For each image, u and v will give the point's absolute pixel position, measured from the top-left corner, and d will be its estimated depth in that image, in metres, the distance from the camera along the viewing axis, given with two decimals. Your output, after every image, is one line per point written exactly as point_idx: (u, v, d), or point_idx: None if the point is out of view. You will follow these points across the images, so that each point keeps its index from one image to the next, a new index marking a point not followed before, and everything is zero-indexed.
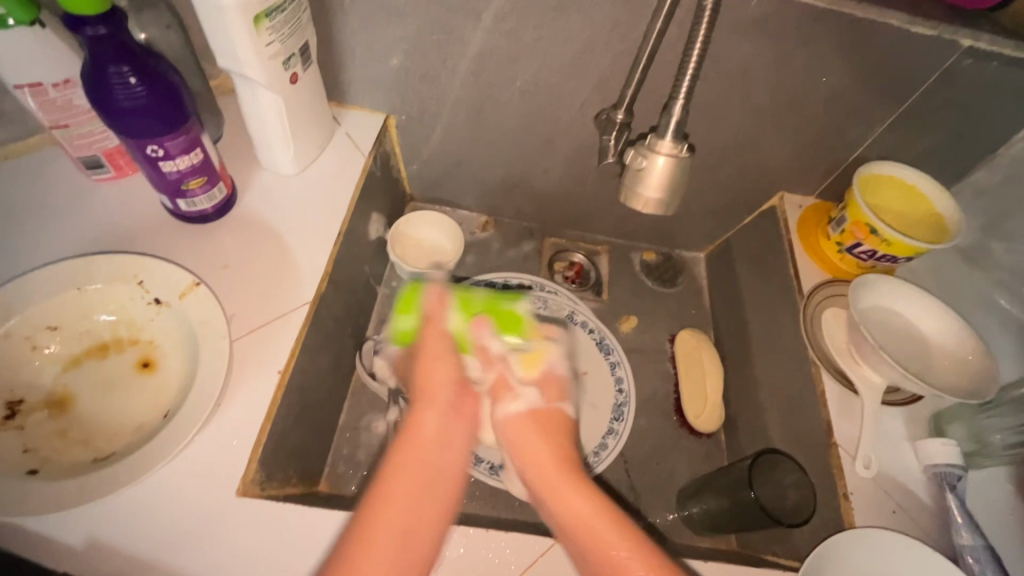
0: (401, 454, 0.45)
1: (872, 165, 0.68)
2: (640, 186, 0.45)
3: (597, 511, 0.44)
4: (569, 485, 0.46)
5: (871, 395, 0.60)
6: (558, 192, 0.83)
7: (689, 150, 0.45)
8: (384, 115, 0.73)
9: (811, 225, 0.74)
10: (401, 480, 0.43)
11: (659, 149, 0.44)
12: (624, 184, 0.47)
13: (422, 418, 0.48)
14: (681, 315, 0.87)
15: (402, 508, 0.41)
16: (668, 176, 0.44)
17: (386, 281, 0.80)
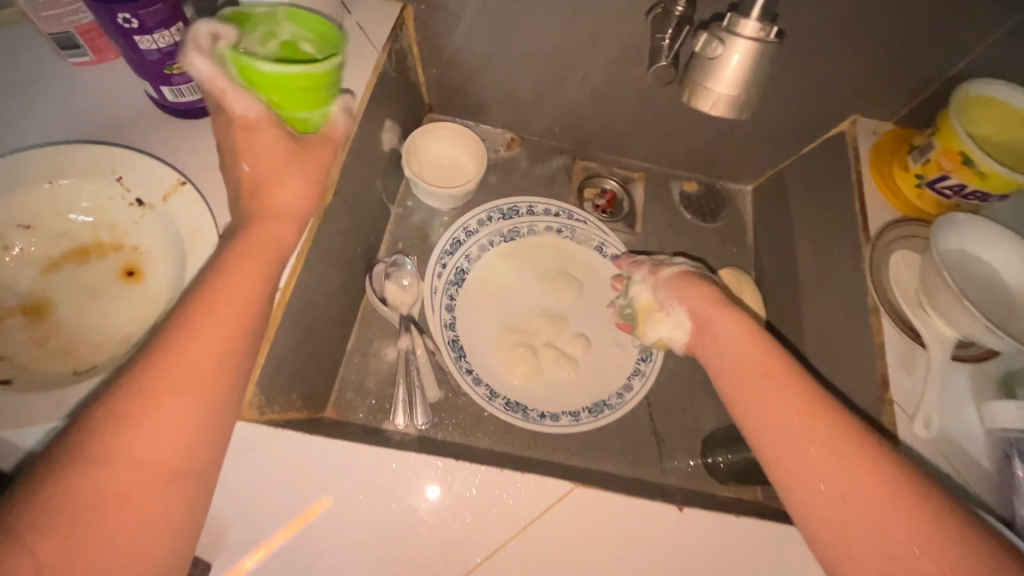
0: (159, 373, 0.35)
1: (975, 85, 0.57)
2: (710, 83, 0.36)
3: (771, 364, 0.45)
4: (725, 320, 0.50)
5: (940, 349, 0.53)
6: (595, 106, 0.73)
7: (777, 38, 0.36)
8: (401, 5, 0.63)
9: (885, 156, 0.65)
10: (167, 390, 0.35)
11: (741, 31, 0.34)
12: (688, 79, 0.38)
13: (231, 303, 0.38)
14: (720, 252, 0.79)
15: (190, 384, 0.35)
16: (748, 69, 0.35)
17: (400, 199, 0.73)
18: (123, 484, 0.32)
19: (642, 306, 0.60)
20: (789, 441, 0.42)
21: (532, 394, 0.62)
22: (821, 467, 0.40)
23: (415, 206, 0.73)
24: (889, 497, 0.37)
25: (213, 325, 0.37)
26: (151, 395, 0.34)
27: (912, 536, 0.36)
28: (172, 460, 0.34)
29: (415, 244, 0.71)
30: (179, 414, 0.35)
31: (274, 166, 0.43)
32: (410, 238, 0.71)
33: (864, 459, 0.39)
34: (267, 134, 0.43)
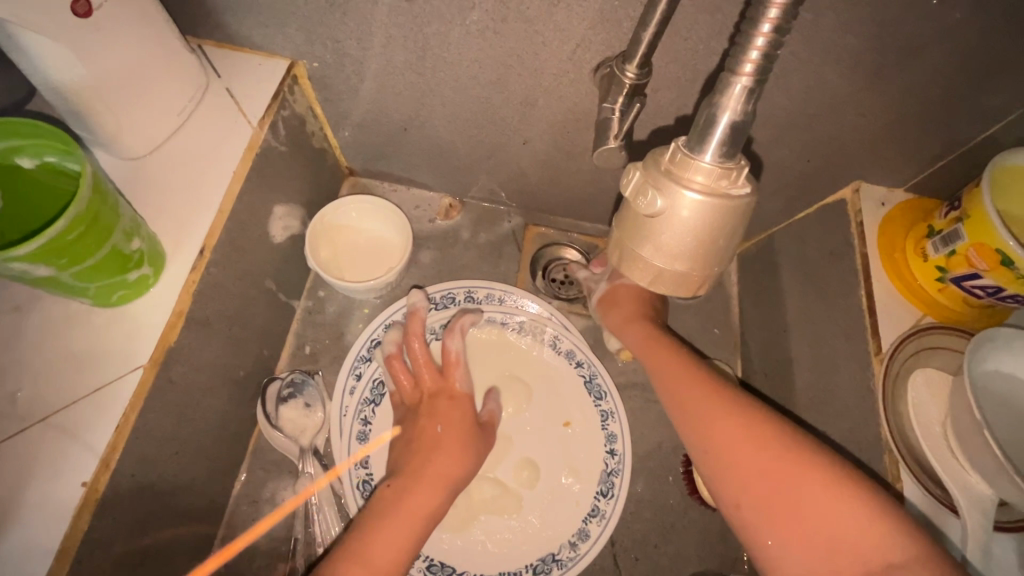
0: (376, 519, 0.44)
1: (1014, 154, 0.44)
2: (656, 238, 0.31)
3: (731, 409, 0.42)
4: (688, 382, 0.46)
5: (977, 517, 0.41)
6: (544, 170, 0.60)
7: (741, 186, 0.30)
8: (287, 60, 0.50)
9: (896, 234, 0.52)
10: (390, 529, 0.43)
11: (686, 183, 0.29)
12: (626, 215, 0.32)
13: (421, 492, 0.46)
14: (702, 336, 0.66)
15: (387, 555, 0.42)
16: (700, 227, 0.29)
17: (309, 289, 0.60)
18: None
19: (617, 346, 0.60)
20: (762, 505, 0.38)
21: (463, 550, 0.51)
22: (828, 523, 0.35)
23: (326, 296, 0.60)
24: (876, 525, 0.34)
25: (422, 486, 0.46)
26: (381, 525, 0.43)
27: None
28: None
29: (325, 346, 0.58)
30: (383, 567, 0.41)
31: (451, 422, 0.50)
32: (319, 338, 0.58)
33: (840, 504, 0.35)
34: (462, 411, 0.51)
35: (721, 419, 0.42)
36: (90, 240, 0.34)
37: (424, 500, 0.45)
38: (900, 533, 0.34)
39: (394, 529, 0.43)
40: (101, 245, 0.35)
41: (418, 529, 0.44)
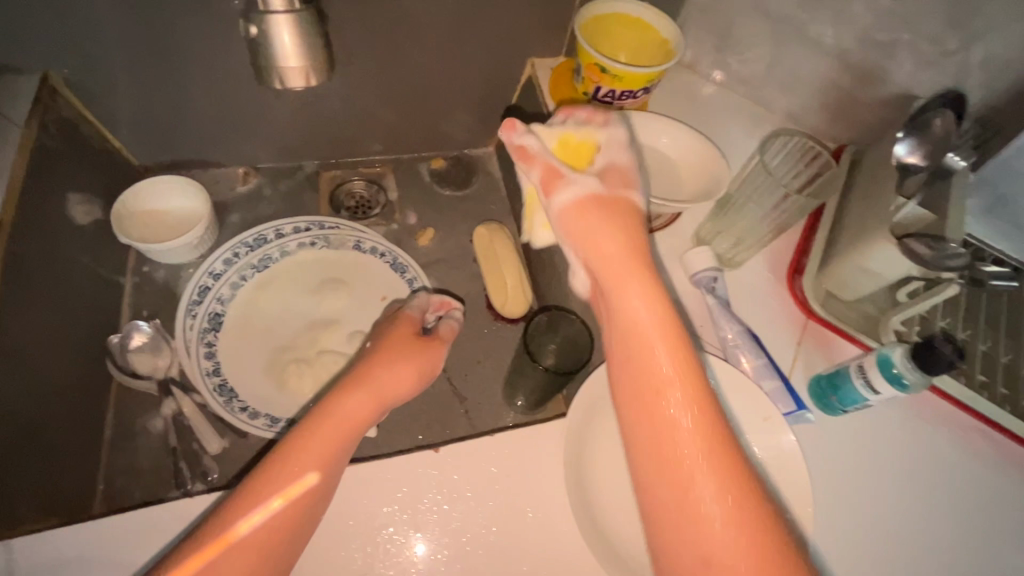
0: (296, 440, 0.44)
1: (589, 7, 0.66)
2: (276, 59, 0.40)
3: (672, 324, 0.41)
4: (634, 274, 0.42)
5: None
6: (307, 118, 0.74)
7: (307, 2, 0.41)
8: (39, 74, 0.59)
9: (562, 84, 0.73)
10: (307, 452, 0.44)
11: (271, 7, 0.39)
12: (260, 66, 0.41)
13: (355, 401, 0.48)
14: (482, 213, 0.84)
15: (292, 470, 0.43)
16: (299, 37, 0.40)
17: (134, 268, 0.69)
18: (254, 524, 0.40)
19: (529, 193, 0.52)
20: (634, 393, 0.40)
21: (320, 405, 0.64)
22: (694, 466, 0.37)
23: (152, 269, 0.69)
24: (716, 476, 0.37)
25: (337, 411, 0.47)
26: (299, 449, 0.44)
27: (734, 489, 0.36)
28: (273, 525, 0.41)
29: (162, 306, 0.67)
30: (286, 483, 0.42)
31: (393, 343, 0.54)
32: (154, 302, 0.68)
33: (718, 462, 0.37)
34: (402, 335, 0.55)
35: (637, 314, 0.41)
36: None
37: (335, 430, 0.46)
38: (737, 501, 0.36)
39: (314, 453, 0.44)
40: None
41: (341, 451, 0.46)
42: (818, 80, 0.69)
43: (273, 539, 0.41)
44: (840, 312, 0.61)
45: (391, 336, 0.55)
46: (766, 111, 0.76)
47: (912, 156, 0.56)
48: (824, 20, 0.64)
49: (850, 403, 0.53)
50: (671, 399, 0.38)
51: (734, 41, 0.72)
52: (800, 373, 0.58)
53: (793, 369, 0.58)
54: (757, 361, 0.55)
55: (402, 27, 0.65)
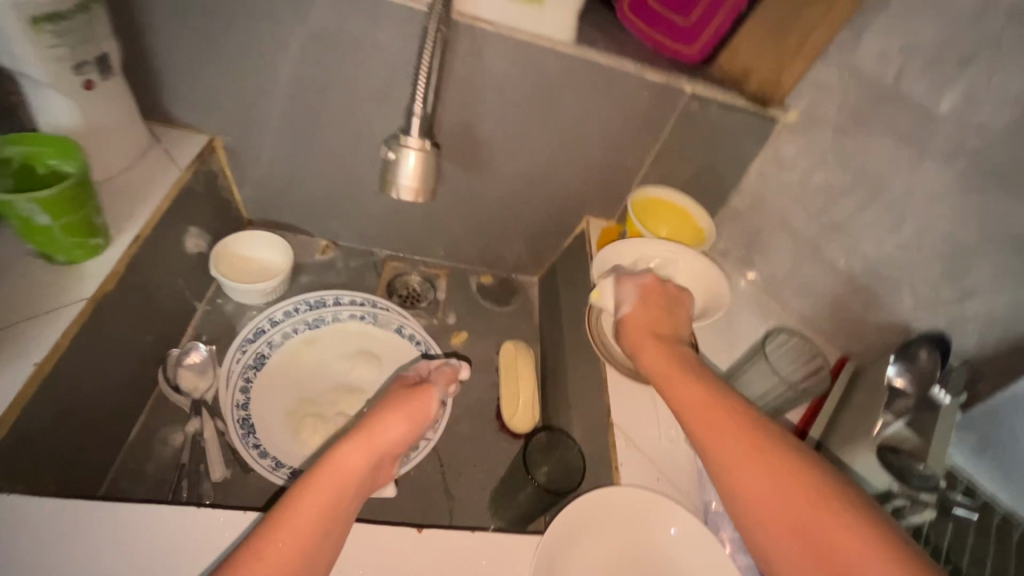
0: (321, 474, 0.49)
1: (642, 190, 0.80)
2: (400, 175, 0.52)
3: (744, 437, 0.50)
4: (680, 382, 0.56)
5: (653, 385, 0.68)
6: (391, 216, 0.88)
7: (434, 145, 0.54)
8: (208, 136, 0.75)
9: (608, 243, 0.85)
10: (320, 489, 0.48)
11: (407, 144, 0.52)
12: (384, 178, 0.54)
13: (352, 454, 0.51)
14: (513, 331, 0.93)
15: (320, 502, 0.47)
16: (420, 167, 0.52)
17: (209, 298, 0.79)
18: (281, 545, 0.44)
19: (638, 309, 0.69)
20: (748, 486, 0.48)
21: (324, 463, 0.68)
22: (835, 534, 0.44)
23: (223, 303, 0.79)
24: (852, 542, 0.44)
25: (356, 452, 0.52)
26: (315, 486, 0.48)
27: (833, 528, 0.45)
28: (297, 555, 0.45)
29: (219, 336, 0.76)
30: (315, 512, 0.47)
31: (389, 398, 0.59)
32: (215, 330, 0.77)
33: (834, 522, 0.45)
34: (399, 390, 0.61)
35: (722, 430, 0.51)
36: (64, 210, 0.52)
37: (357, 461, 0.51)
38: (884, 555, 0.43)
39: (314, 501, 0.47)
40: (85, 213, 0.54)
41: (340, 497, 0.49)
42: (828, 294, 0.79)
43: (298, 561, 0.44)
44: None
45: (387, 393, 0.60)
46: (781, 308, 0.85)
47: (900, 380, 0.66)
48: (836, 246, 0.75)
49: None
50: (789, 491, 0.47)
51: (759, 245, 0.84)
52: None
53: None
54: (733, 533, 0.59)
55: (490, 169, 0.80)
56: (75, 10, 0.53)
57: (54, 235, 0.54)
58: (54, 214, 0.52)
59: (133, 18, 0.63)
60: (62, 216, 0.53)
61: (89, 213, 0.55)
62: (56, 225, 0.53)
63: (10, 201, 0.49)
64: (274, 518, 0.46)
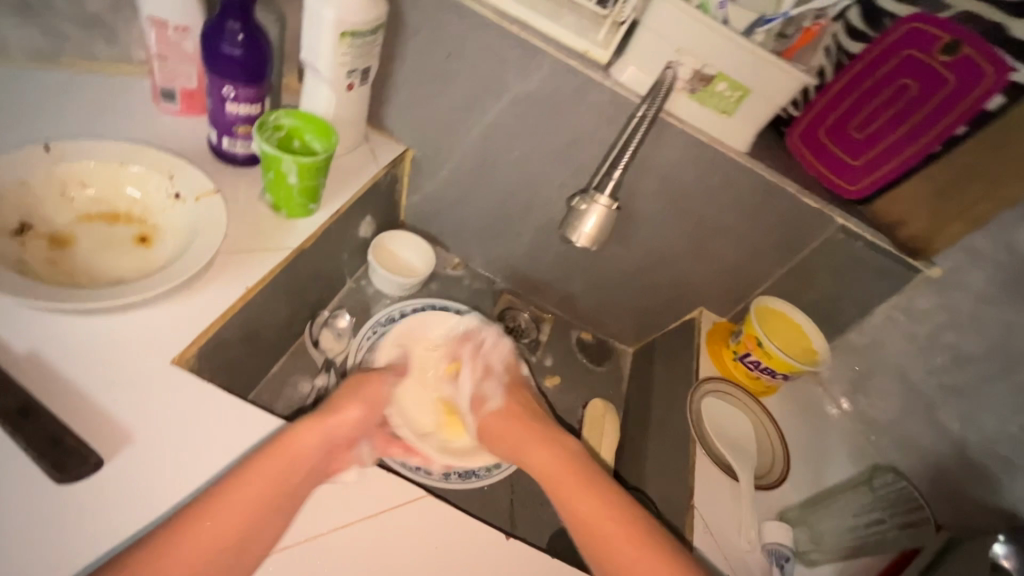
0: (271, 459, 0.50)
1: (765, 298, 0.84)
2: (582, 225, 0.62)
3: (592, 486, 0.62)
4: (533, 445, 0.68)
5: (747, 481, 0.69)
6: (524, 255, 0.96)
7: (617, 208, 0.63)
8: (405, 147, 0.88)
9: (718, 337, 0.89)
10: (270, 470, 0.49)
11: (597, 201, 0.62)
12: (568, 223, 0.64)
13: (304, 437, 0.53)
14: (599, 391, 0.97)
15: (255, 492, 0.47)
16: (602, 222, 0.62)
17: (356, 278, 0.90)
18: (201, 532, 0.45)
19: (717, 413, 0.77)
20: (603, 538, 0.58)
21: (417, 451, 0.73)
22: None
23: (366, 285, 0.90)
24: None
25: (286, 446, 0.51)
26: (251, 466, 0.48)
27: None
28: (238, 526, 0.46)
29: (357, 312, 0.86)
30: (244, 497, 0.47)
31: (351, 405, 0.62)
32: (354, 306, 0.86)
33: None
34: (376, 382, 0.69)
35: (566, 482, 0.63)
36: (309, 175, 0.64)
37: (310, 458, 0.53)
38: None
39: (271, 472, 0.49)
40: (317, 183, 0.66)
41: (280, 481, 0.49)
42: (933, 454, 0.77)
43: (209, 560, 0.44)
44: None
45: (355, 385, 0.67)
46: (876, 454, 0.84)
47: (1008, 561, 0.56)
48: (952, 410, 0.75)
49: None
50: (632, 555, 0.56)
51: (867, 385, 0.84)
52: None
53: None
54: None
55: (629, 240, 0.87)
56: (369, 31, 0.67)
57: (289, 192, 0.65)
58: (300, 176, 0.63)
59: (393, 46, 0.77)
60: (303, 180, 0.64)
61: (320, 183, 0.66)
62: (297, 185, 0.64)
63: (279, 157, 0.62)
64: (204, 502, 0.46)
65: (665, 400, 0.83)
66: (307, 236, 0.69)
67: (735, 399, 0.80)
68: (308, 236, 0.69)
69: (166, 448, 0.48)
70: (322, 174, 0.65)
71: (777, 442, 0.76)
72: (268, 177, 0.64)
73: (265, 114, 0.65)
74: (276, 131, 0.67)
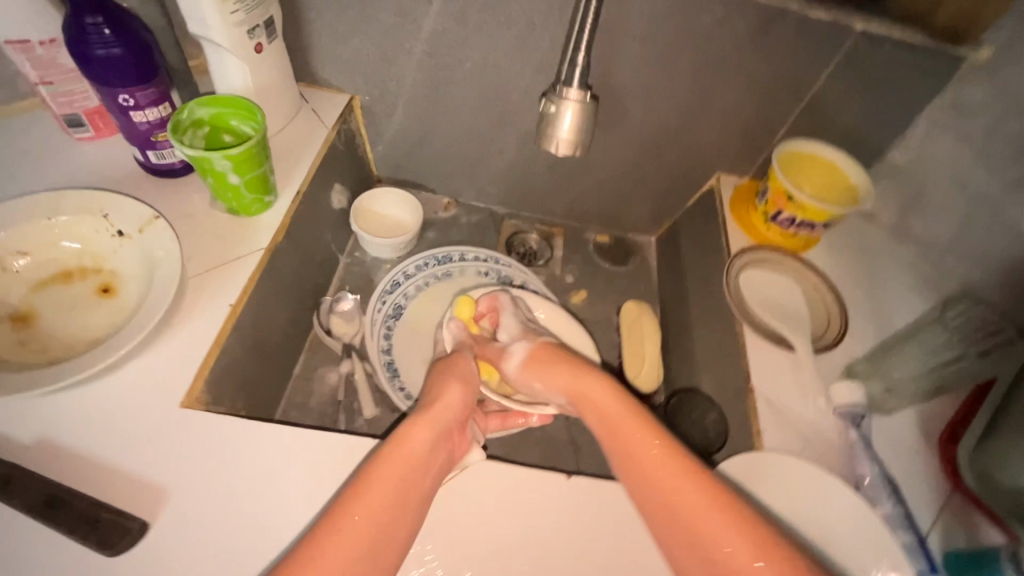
0: (383, 473, 0.46)
1: (785, 144, 0.74)
2: (558, 129, 0.54)
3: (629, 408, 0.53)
4: (583, 376, 0.57)
5: (806, 348, 0.64)
6: (513, 173, 0.88)
7: (593, 97, 0.54)
8: (349, 96, 0.78)
9: (742, 201, 0.80)
10: (383, 485, 0.45)
11: (568, 96, 0.53)
12: (541, 131, 0.55)
13: (416, 434, 0.50)
14: (630, 292, 0.93)
15: (375, 515, 0.44)
16: (581, 118, 0.53)
17: (349, 251, 0.85)
18: (324, 572, 0.40)
19: (759, 285, 0.71)
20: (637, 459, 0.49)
21: None
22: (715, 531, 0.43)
23: (362, 256, 0.85)
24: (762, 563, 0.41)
25: (392, 463, 0.47)
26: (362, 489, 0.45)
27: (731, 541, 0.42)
28: (359, 560, 0.42)
29: (360, 287, 0.82)
30: (362, 529, 0.43)
31: (453, 378, 0.57)
32: (355, 282, 0.82)
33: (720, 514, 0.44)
34: (466, 363, 0.60)
35: (597, 395, 0.55)
36: (248, 166, 0.57)
37: (424, 458, 0.48)
38: None
39: (384, 489, 0.45)
40: (264, 170, 0.59)
41: (407, 484, 0.46)
42: None
43: None
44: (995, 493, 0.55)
45: (449, 361, 0.60)
46: None
47: None
48: None
49: None
50: (675, 484, 0.46)
51: (921, 205, 0.74)
52: (939, 539, 0.55)
53: (932, 532, 0.56)
54: (892, 510, 0.55)
55: (620, 123, 0.77)
56: None
57: (238, 193, 0.59)
58: (240, 173, 0.57)
59: None
60: (246, 175, 0.57)
61: (268, 169, 0.60)
62: (243, 182, 0.58)
63: (207, 158, 0.54)
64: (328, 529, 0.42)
65: (702, 286, 0.78)
66: (276, 228, 0.63)
67: (777, 265, 0.73)
68: (276, 229, 0.63)
69: (204, 488, 0.47)
70: (263, 159, 0.58)
71: (828, 298, 0.70)
72: (207, 183, 0.58)
73: (177, 112, 0.57)
74: (200, 130, 0.59)
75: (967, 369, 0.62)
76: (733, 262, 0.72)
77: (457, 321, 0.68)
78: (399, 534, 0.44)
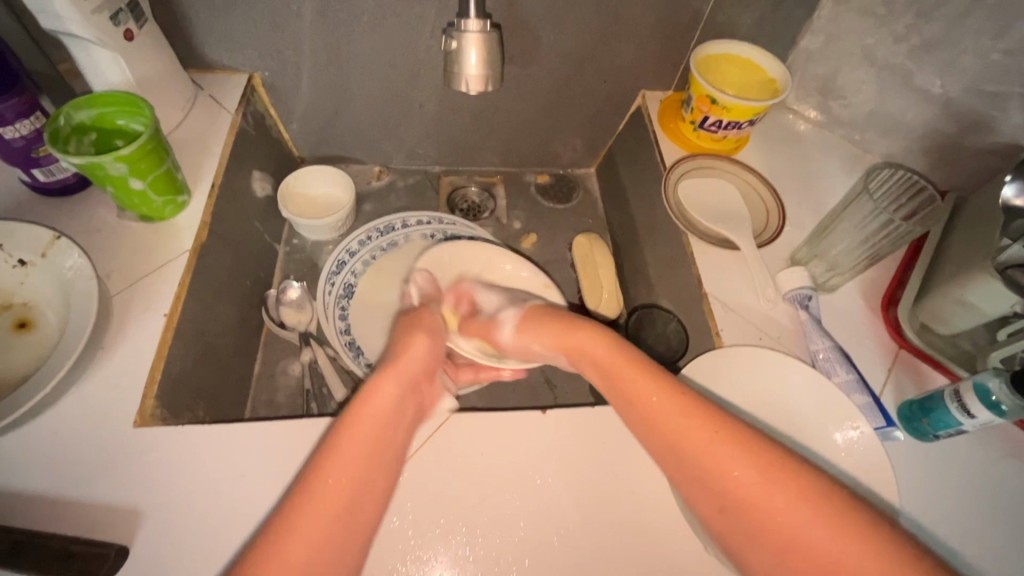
0: (352, 423, 0.47)
1: (702, 47, 0.74)
2: (467, 66, 0.52)
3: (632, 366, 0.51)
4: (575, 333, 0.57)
5: (749, 244, 0.66)
6: (439, 128, 0.85)
7: (494, 25, 0.52)
8: (247, 74, 0.73)
9: (670, 114, 0.80)
10: (355, 433, 0.47)
11: (468, 28, 0.50)
12: (449, 71, 0.53)
13: (382, 384, 0.51)
14: (579, 226, 0.93)
15: (349, 462, 0.45)
16: (486, 49, 0.51)
17: (287, 239, 0.82)
18: (312, 521, 0.41)
19: (698, 192, 0.71)
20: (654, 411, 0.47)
21: None
22: (737, 474, 0.42)
23: (301, 242, 0.82)
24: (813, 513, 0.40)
25: (361, 415, 0.48)
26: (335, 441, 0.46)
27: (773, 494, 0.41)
28: (342, 501, 0.43)
29: (306, 273, 0.79)
30: (342, 475, 0.44)
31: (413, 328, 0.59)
32: (299, 269, 0.80)
33: (751, 460, 0.42)
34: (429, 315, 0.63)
35: (588, 342, 0.55)
36: (146, 165, 0.52)
37: (390, 404, 0.50)
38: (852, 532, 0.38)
39: (355, 437, 0.46)
40: (167, 166, 0.55)
41: (379, 433, 0.48)
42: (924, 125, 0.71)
43: (324, 543, 0.41)
44: (930, 343, 0.60)
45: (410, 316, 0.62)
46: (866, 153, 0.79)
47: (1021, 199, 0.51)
48: (931, 70, 0.65)
49: (943, 426, 0.53)
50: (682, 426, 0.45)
51: (838, 86, 0.75)
52: (891, 394, 0.59)
53: (885, 390, 0.60)
54: (847, 376, 0.58)
55: (536, 55, 0.74)
56: None
57: (145, 197, 0.55)
58: (141, 176, 0.53)
59: None
60: (148, 176, 0.53)
61: (172, 164, 0.55)
62: (147, 183, 0.54)
63: (98, 166, 0.50)
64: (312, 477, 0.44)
65: (645, 206, 0.78)
66: (197, 227, 0.59)
67: (713, 170, 0.74)
68: (197, 227, 0.59)
69: (178, 499, 0.46)
70: (161, 156, 0.54)
71: (764, 193, 0.72)
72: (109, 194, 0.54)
73: (52, 120, 0.52)
74: (86, 138, 0.55)
75: (896, 233, 0.62)
76: (671, 173, 0.72)
77: (422, 275, 0.69)
78: (380, 475, 0.46)
